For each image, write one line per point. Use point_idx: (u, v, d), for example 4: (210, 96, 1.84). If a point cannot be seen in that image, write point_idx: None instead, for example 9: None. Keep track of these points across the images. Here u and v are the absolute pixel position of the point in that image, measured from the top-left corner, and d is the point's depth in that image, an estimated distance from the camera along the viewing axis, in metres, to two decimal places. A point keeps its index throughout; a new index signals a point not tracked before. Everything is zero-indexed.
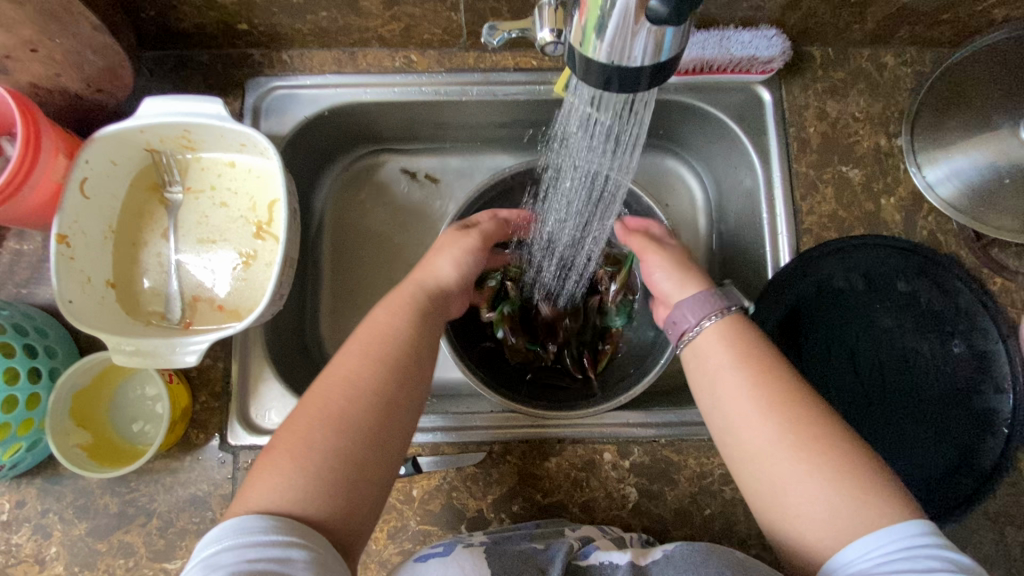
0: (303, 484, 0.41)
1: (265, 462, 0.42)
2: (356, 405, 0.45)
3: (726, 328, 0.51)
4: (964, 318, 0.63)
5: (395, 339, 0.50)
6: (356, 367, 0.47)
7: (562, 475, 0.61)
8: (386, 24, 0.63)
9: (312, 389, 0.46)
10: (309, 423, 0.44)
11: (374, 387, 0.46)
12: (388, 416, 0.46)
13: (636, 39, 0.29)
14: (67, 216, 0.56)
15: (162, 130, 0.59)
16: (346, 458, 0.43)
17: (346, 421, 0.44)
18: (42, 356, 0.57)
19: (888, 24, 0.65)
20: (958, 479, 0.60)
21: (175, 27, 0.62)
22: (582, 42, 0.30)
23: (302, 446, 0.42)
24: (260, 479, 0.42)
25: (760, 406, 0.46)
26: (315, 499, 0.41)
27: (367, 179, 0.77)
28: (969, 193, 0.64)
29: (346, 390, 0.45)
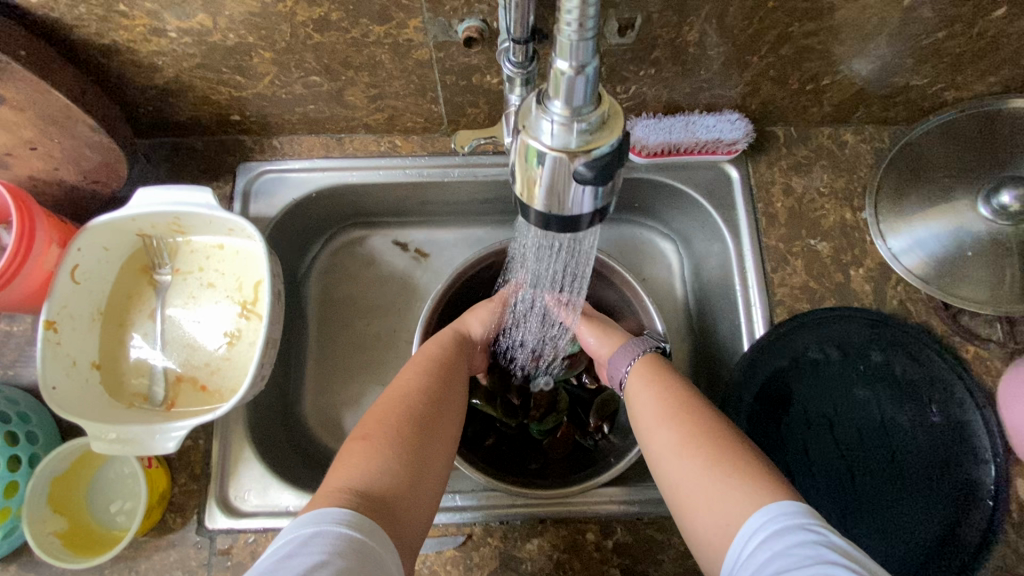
0: (388, 466, 0.48)
1: (348, 453, 0.49)
2: (414, 414, 0.53)
3: (652, 374, 0.60)
4: (940, 388, 0.64)
5: (441, 363, 0.60)
6: (420, 379, 0.57)
7: (544, 558, 0.60)
8: (371, 114, 0.66)
9: (386, 396, 0.55)
10: (392, 420, 0.52)
11: (431, 398, 0.56)
12: (436, 430, 0.54)
13: (570, 193, 0.31)
14: (56, 303, 0.58)
15: (154, 218, 0.61)
16: (416, 451, 0.50)
17: (414, 424, 0.52)
18: (23, 443, 0.57)
19: (845, 106, 0.69)
20: (945, 555, 0.59)
21: (171, 119, 0.65)
22: (523, 193, 0.32)
23: (384, 439, 0.50)
24: (342, 469, 0.48)
25: (682, 439, 0.51)
26: (400, 482, 0.48)
27: (353, 252, 0.79)
28: (934, 264, 0.66)
29: (411, 398, 0.55)
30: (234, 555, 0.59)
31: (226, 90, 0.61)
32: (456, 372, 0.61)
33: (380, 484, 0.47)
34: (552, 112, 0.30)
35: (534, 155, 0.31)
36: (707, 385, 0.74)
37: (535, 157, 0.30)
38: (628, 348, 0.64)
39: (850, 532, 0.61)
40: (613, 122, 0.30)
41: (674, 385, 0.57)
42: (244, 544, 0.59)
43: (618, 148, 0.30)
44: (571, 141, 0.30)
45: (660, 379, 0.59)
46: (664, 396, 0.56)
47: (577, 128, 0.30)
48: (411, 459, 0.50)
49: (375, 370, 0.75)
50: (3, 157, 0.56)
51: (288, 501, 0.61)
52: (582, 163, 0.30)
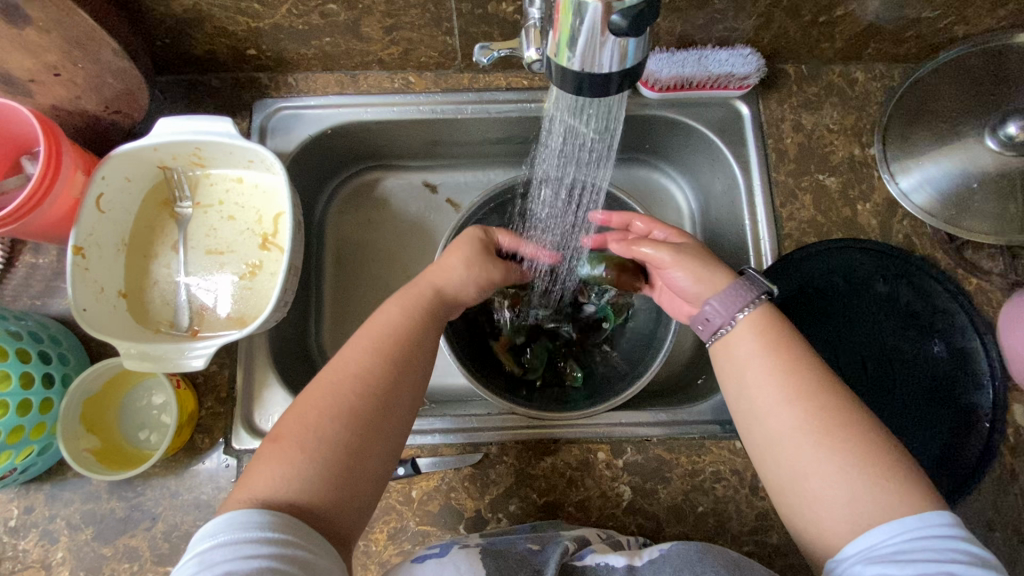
0: (312, 471, 0.45)
1: (265, 456, 0.46)
2: (348, 408, 0.48)
3: (766, 331, 0.50)
4: (942, 317, 0.66)
5: (404, 337, 0.53)
6: (369, 361, 0.51)
7: (556, 476, 0.62)
8: (386, 49, 0.67)
9: (317, 384, 0.50)
10: (310, 421, 0.47)
11: (372, 385, 0.50)
12: (377, 421, 0.49)
13: (602, 49, 0.32)
14: (83, 229, 0.59)
15: (175, 148, 0.62)
16: (339, 451, 0.46)
17: (341, 414, 0.48)
18: (56, 363, 0.59)
19: (856, 42, 0.70)
20: (942, 472, 0.62)
21: (188, 53, 0.66)
22: (557, 53, 0.34)
23: (301, 444, 0.46)
24: (262, 471, 0.45)
25: (805, 424, 0.45)
26: (314, 489, 0.45)
27: (368, 194, 0.81)
28: (941, 198, 0.67)
29: (349, 383, 0.50)
30: None
31: (244, 21, 0.61)
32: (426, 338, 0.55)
33: (294, 493, 0.44)
34: None
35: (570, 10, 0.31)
36: None
37: (572, 11, 0.31)
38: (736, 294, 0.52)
39: None
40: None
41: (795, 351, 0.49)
42: None
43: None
44: None
45: (783, 345, 0.49)
46: (788, 368, 0.48)
47: None
48: (336, 454, 0.46)
49: None
50: (27, 83, 0.57)
51: None
52: (617, 15, 0.30)
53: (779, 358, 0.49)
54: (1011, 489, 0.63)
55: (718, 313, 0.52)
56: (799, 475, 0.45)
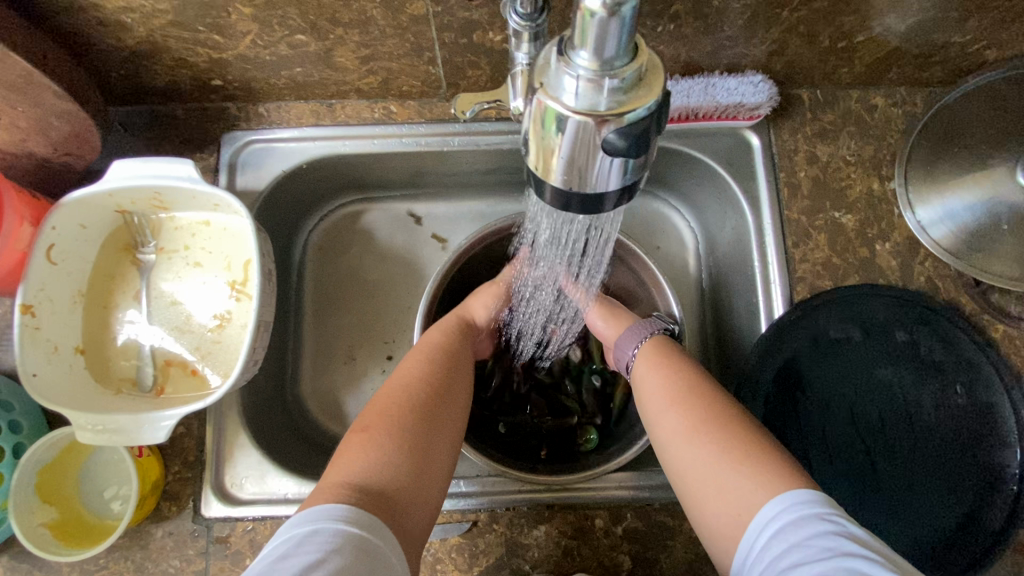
0: (392, 456, 0.45)
1: (346, 447, 0.47)
2: (415, 404, 0.50)
3: (657, 358, 0.57)
4: (967, 369, 0.61)
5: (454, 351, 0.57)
6: (424, 365, 0.54)
7: (551, 544, 0.58)
8: (363, 78, 0.61)
9: (385, 387, 0.52)
10: (390, 411, 0.49)
11: (437, 386, 0.53)
12: (444, 420, 0.51)
13: (596, 167, 0.28)
14: (32, 285, 0.54)
15: (132, 193, 0.57)
16: (418, 439, 0.47)
17: (414, 411, 0.49)
18: (6, 432, 0.55)
19: (877, 66, 0.64)
20: (966, 540, 0.58)
21: (146, 84, 0.60)
22: (541, 164, 0.30)
23: (382, 431, 0.47)
24: (341, 462, 0.45)
25: (692, 431, 0.48)
26: (393, 473, 0.45)
27: (349, 227, 0.75)
28: (964, 237, 0.62)
29: (414, 387, 0.52)
30: (232, 544, 0.57)
31: (205, 52, 0.56)
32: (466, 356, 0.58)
33: (375, 477, 0.44)
34: (577, 65, 0.26)
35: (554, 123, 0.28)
36: (720, 365, 0.71)
37: (561, 126, 0.27)
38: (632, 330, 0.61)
39: (865, 517, 0.59)
40: (650, 80, 0.27)
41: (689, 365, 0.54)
42: (242, 533, 0.57)
43: (656, 115, 0.27)
44: (597, 104, 0.27)
45: (671, 365, 0.55)
46: (675, 386, 0.52)
47: (607, 85, 0.26)
48: (415, 442, 0.47)
49: (376, 350, 0.72)
50: None
51: (286, 489, 0.59)
52: (613, 131, 0.26)
53: (676, 372, 0.54)
54: None
55: (621, 351, 0.61)
56: (718, 481, 0.45)
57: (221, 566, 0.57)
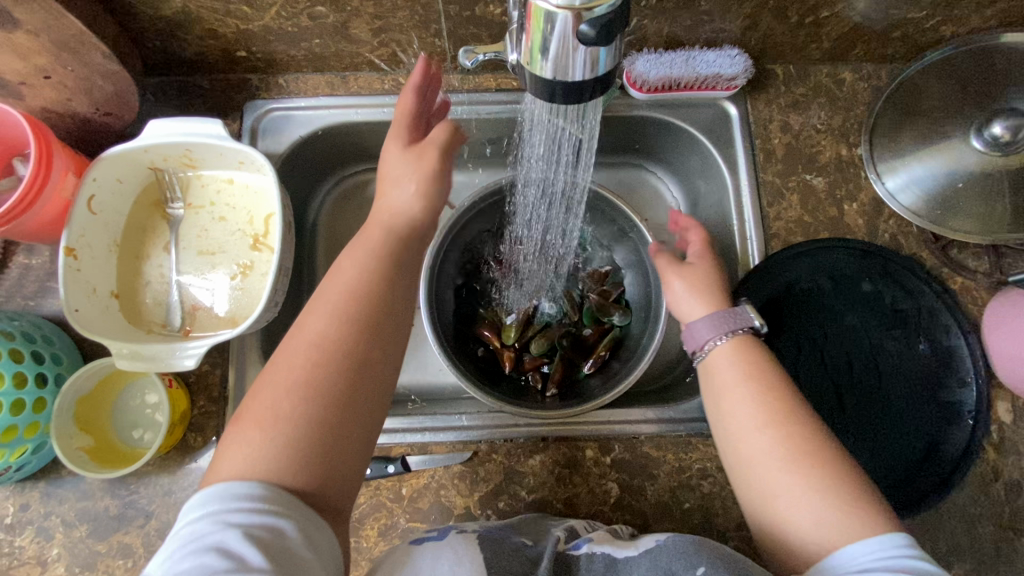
0: (284, 451, 0.42)
1: (234, 437, 0.43)
2: (324, 381, 0.45)
3: (747, 359, 0.53)
4: (927, 316, 0.67)
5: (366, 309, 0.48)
6: (331, 329, 0.47)
7: (545, 473, 0.63)
8: (375, 50, 0.68)
9: (285, 355, 0.46)
10: (286, 398, 0.44)
11: (346, 351, 0.46)
12: (357, 394, 0.46)
13: (573, 58, 0.34)
14: (75, 231, 0.60)
15: (166, 150, 0.63)
16: (305, 432, 0.43)
17: (315, 388, 0.45)
18: (49, 362, 0.59)
19: (843, 42, 0.70)
20: (926, 469, 0.63)
21: (178, 54, 0.66)
22: (530, 60, 0.36)
23: (279, 424, 0.43)
24: (232, 453, 0.43)
25: (780, 449, 0.48)
26: (287, 468, 0.42)
27: (360, 194, 0.81)
28: (928, 199, 0.68)
29: (313, 361, 0.46)
30: None
31: (233, 23, 0.62)
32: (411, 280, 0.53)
33: (267, 478, 0.41)
34: None
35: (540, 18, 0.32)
36: None
37: (543, 22, 0.32)
38: (721, 317, 0.55)
39: None
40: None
41: (768, 371, 0.52)
42: None
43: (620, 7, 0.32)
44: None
45: (755, 365, 0.53)
46: (763, 388, 0.51)
47: None
48: (310, 436, 0.43)
49: None
50: (17, 86, 0.57)
51: None
52: (585, 24, 0.32)
53: (750, 374, 0.52)
54: (994, 486, 0.64)
55: (697, 339, 0.55)
56: (761, 490, 0.48)
57: None
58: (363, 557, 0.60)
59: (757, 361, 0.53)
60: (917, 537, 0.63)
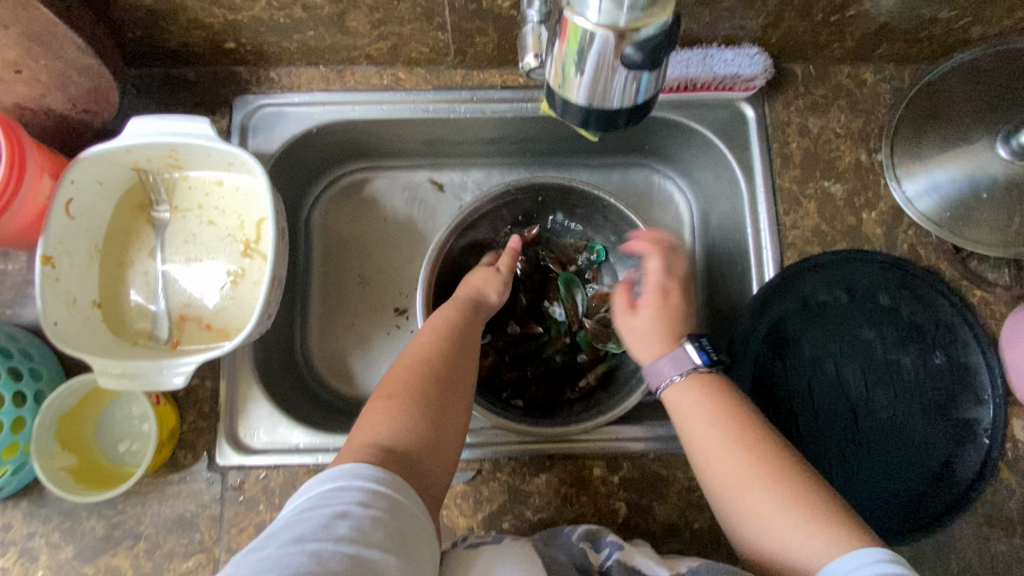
0: (407, 425, 0.47)
1: (374, 409, 0.49)
2: (442, 375, 0.52)
3: (704, 385, 0.52)
4: (945, 331, 0.65)
5: (465, 328, 0.59)
6: (435, 339, 0.56)
7: (551, 491, 0.61)
8: (374, 43, 0.63)
9: (399, 362, 0.53)
10: (415, 377, 0.51)
11: (452, 362, 0.54)
12: (456, 402, 0.51)
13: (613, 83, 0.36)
14: (52, 237, 0.56)
15: (149, 150, 0.59)
16: (430, 402, 0.49)
17: (431, 386, 0.51)
18: (27, 379, 0.56)
19: (867, 42, 0.66)
20: (940, 489, 0.61)
21: (161, 46, 0.62)
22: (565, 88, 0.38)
23: (409, 399, 0.49)
24: (367, 425, 0.47)
25: (756, 469, 0.47)
26: (410, 435, 0.46)
27: (356, 194, 0.77)
28: (947, 207, 0.65)
29: (427, 361, 0.53)
30: (246, 490, 0.60)
31: (220, 13, 0.57)
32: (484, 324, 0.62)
33: (393, 438, 0.46)
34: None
35: (579, 36, 0.34)
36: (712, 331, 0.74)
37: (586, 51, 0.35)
38: (676, 359, 0.54)
39: (845, 468, 0.63)
40: (667, 0, 0.33)
41: (734, 401, 0.51)
42: (256, 479, 0.60)
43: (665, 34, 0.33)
44: (618, 19, 0.33)
45: (718, 393, 0.52)
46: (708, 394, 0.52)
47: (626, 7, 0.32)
48: (423, 419, 0.48)
49: (383, 313, 0.75)
50: None
51: (299, 439, 0.62)
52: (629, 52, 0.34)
53: (716, 400, 0.51)
54: (1008, 504, 0.63)
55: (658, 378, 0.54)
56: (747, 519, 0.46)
57: (236, 511, 0.59)
58: None
59: (719, 390, 0.52)
60: (928, 556, 0.62)
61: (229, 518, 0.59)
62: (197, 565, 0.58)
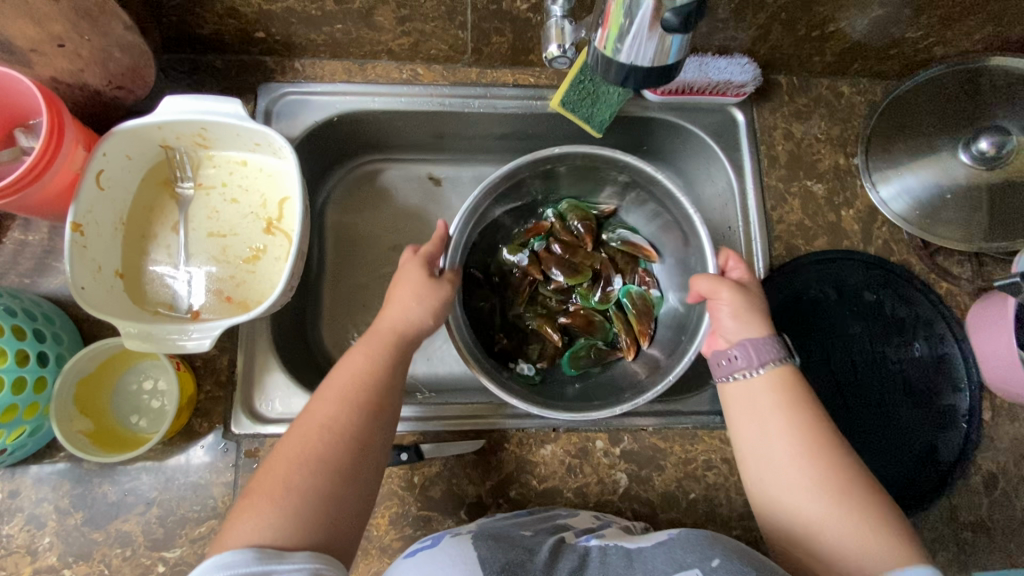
0: (276, 523, 0.44)
1: (240, 510, 0.46)
2: (321, 453, 0.48)
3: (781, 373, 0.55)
4: (924, 324, 0.71)
5: (367, 390, 0.53)
6: (333, 411, 0.51)
7: (556, 462, 0.64)
8: (397, 39, 0.68)
9: (291, 434, 0.50)
10: (286, 467, 0.47)
11: (338, 436, 0.49)
12: (346, 473, 0.48)
13: (648, 43, 0.41)
14: (82, 206, 0.57)
15: (180, 127, 0.61)
16: (311, 494, 0.46)
17: (316, 461, 0.48)
18: (50, 342, 0.57)
19: (844, 57, 0.74)
20: (927, 472, 0.67)
21: (194, 32, 0.65)
22: (606, 46, 0.43)
23: (277, 492, 0.46)
24: (236, 525, 0.45)
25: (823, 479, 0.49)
26: (287, 530, 0.44)
27: (368, 184, 0.81)
28: (919, 207, 0.72)
29: (320, 434, 0.49)
30: (260, 457, 0.61)
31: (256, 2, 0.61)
32: (397, 380, 0.55)
33: (269, 537, 0.43)
34: None
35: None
36: None
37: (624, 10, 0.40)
38: (774, 344, 0.56)
39: None
40: None
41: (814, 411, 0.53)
42: (271, 448, 0.62)
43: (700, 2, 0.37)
44: None
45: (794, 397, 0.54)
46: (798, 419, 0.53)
47: None
48: (308, 504, 0.45)
49: None
50: (27, 53, 0.55)
51: None
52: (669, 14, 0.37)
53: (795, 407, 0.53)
54: (972, 478, 0.68)
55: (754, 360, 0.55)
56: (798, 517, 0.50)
57: (250, 478, 0.61)
58: (373, 544, 0.59)
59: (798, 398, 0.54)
60: None
61: (243, 485, 0.61)
62: (210, 531, 0.59)
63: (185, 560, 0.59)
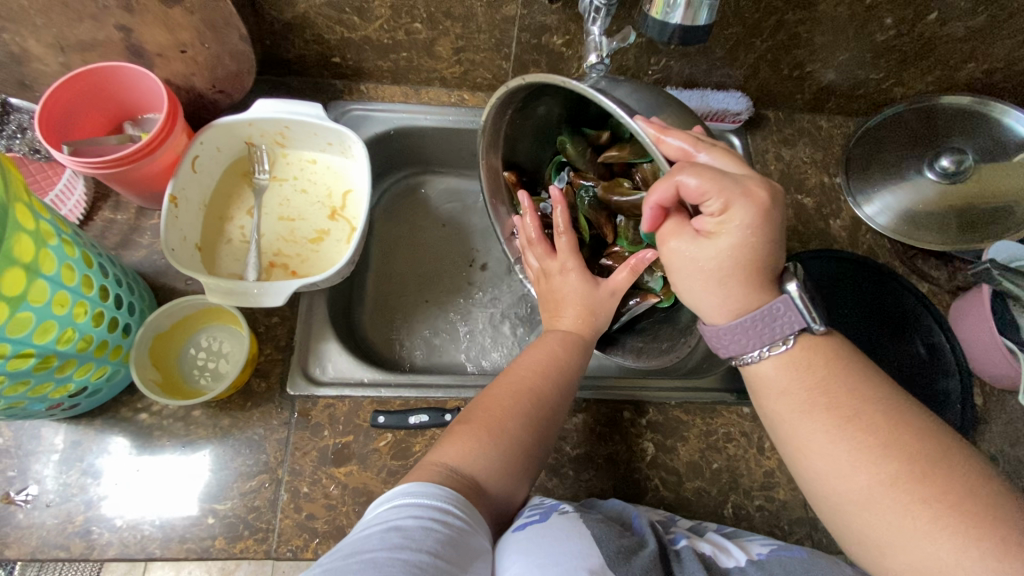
0: (487, 456, 0.54)
1: (458, 433, 0.56)
2: (522, 417, 0.57)
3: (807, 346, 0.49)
4: (911, 318, 0.79)
5: (564, 377, 0.62)
6: (539, 378, 0.61)
7: (587, 430, 0.69)
8: (450, 67, 0.81)
9: (503, 383, 0.61)
10: (500, 412, 0.57)
11: (540, 414, 0.59)
12: (538, 447, 0.58)
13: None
14: (179, 183, 0.66)
15: (267, 126, 0.71)
16: (519, 443, 0.56)
17: (523, 412, 0.58)
18: (136, 297, 0.63)
19: (821, 96, 0.88)
20: None
21: (282, 56, 0.77)
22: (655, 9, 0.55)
23: (487, 432, 0.55)
24: (453, 444, 0.55)
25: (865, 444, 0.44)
26: (492, 469, 0.54)
27: (411, 195, 0.92)
28: (901, 219, 0.82)
29: (524, 396, 0.59)
30: (313, 417, 0.65)
31: (341, 31, 0.73)
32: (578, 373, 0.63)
33: (478, 469, 0.53)
34: None
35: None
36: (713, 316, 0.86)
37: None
38: (753, 327, 0.48)
39: None
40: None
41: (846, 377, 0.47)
42: (323, 408, 0.66)
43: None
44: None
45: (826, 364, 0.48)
46: (825, 398, 0.46)
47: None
48: (508, 447, 0.55)
49: (432, 292, 0.86)
50: (153, 56, 0.67)
51: (363, 375, 0.69)
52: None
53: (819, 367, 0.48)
54: None
55: (733, 349, 0.50)
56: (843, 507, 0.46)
57: (301, 435, 0.64)
58: None
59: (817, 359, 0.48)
60: None
61: (295, 442, 0.64)
62: (260, 485, 0.62)
63: (235, 513, 0.61)
